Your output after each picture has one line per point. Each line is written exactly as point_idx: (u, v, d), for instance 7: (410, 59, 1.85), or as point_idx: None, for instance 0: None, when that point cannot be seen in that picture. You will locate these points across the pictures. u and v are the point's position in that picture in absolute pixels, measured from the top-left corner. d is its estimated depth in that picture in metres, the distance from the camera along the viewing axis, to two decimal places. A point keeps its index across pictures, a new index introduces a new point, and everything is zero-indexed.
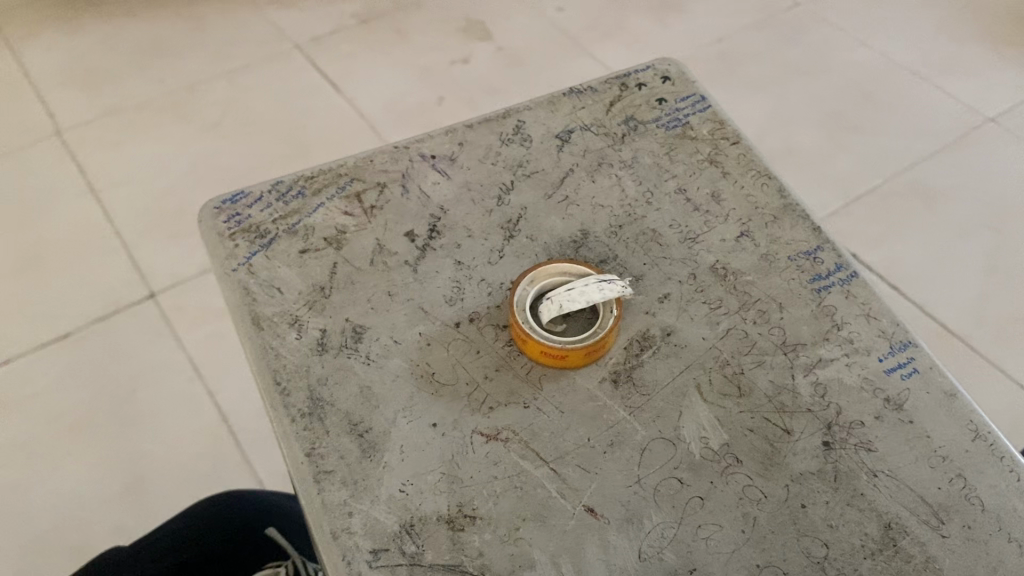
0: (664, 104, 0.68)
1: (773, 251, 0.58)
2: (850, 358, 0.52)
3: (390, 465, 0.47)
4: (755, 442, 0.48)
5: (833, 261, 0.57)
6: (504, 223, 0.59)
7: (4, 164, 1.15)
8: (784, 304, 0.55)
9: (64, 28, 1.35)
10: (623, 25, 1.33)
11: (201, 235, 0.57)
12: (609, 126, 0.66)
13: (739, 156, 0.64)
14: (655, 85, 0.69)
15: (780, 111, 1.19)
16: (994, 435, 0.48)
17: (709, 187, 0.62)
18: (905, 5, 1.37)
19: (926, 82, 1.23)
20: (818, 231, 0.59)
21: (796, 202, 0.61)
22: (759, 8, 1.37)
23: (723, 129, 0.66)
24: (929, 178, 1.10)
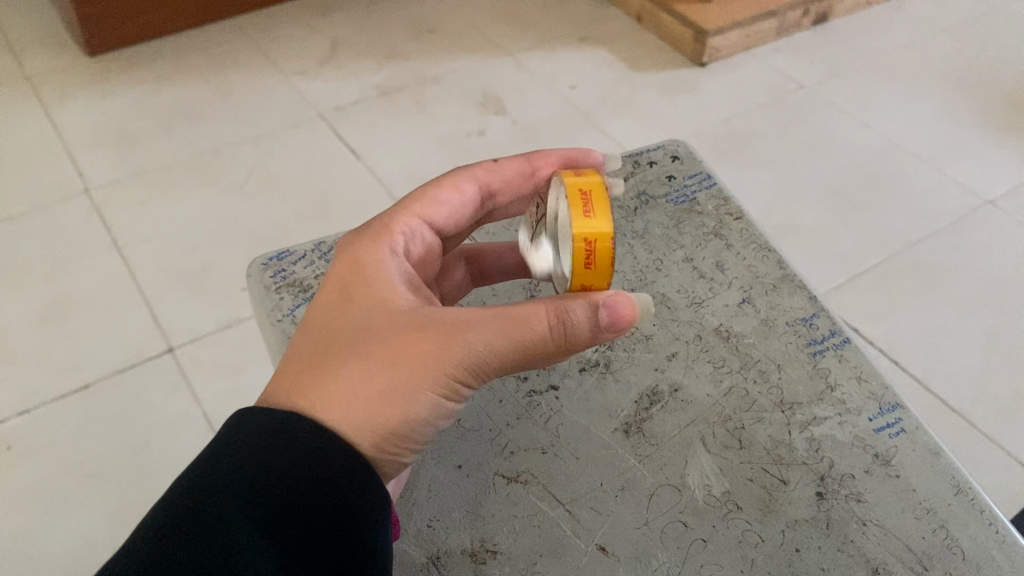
0: (674, 181, 0.72)
1: (772, 317, 0.61)
2: (842, 417, 0.54)
3: (418, 502, 0.50)
4: (754, 490, 0.51)
5: (828, 328, 0.60)
6: (526, 283, 0.66)
7: (32, 220, 1.19)
8: (782, 365, 0.58)
9: (98, 92, 1.41)
10: (634, 102, 1.39)
11: (251, 289, 0.62)
12: (621, 200, 0.70)
13: (742, 231, 0.68)
14: (664, 164, 0.73)
15: (786, 187, 1.23)
16: (974, 491, 0.50)
17: (714, 257, 0.65)
18: (908, 89, 1.42)
19: (926, 163, 1.27)
20: (815, 300, 0.62)
21: (795, 274, 0.64)
22: (766, 88, 1.42)
23: (728, 206, 0.70)
24: (929, 257, 1.13)
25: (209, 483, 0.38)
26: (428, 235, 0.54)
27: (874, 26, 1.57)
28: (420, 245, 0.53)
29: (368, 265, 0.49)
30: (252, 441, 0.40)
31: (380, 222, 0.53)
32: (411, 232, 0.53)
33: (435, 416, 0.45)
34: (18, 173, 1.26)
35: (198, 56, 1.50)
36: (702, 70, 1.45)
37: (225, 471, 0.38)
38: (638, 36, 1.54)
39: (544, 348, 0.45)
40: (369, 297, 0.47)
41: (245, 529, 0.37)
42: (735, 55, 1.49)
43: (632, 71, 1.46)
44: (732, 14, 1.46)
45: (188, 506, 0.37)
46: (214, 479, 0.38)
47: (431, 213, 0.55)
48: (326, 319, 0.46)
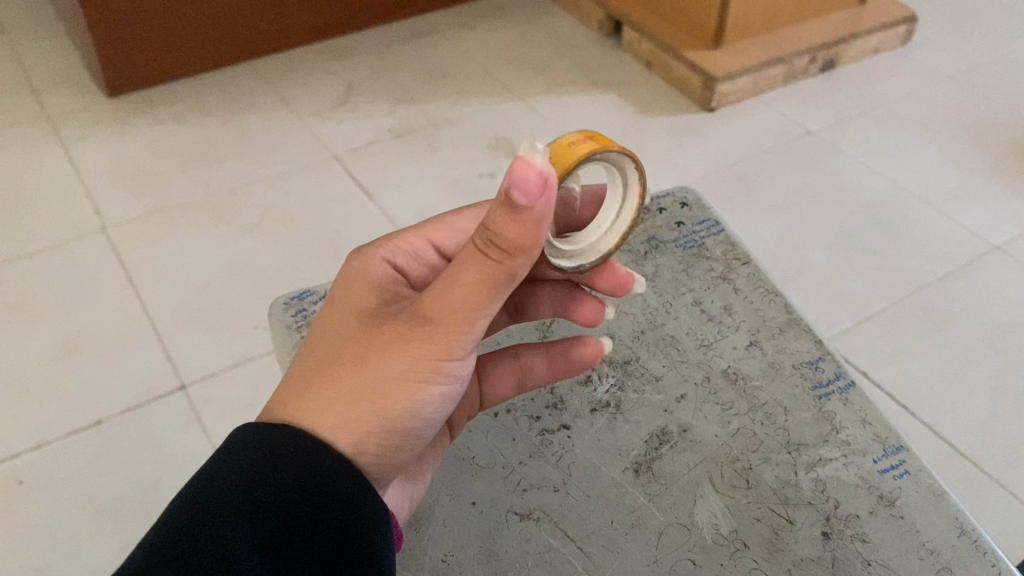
0: (682, 225, 0.77)
1: (779, 360, 0.65)
2: (847, 458, 0.58)
3: (432, 536, 0.54)
4: (761, 530, 0.54)
5: (833, 370, 0.65)
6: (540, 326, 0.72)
7: (49, 257, 1.21)
8: (789, 407, 0.62)
9: (117, 132, 1.44)
10: (644, 146, 1.41)
11: (272, 326, 0.64)
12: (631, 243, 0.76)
13: (749, 274, 0.73)
14: (674, 208, 0.79)
15: (795, 231, 1.24)
16: (977, 532, 0.54)
17: (722, 300, 0.70)
18: (915, 135, 1.44)
19: (934, 209, 1.28)
20: (819, 344, 0.67)
21: (801, 318, 0.69)
22: (775, 134, 1.44)
23: (733, 250, 0.75)
24: (937, 302, 1.13)
25: (206, 496, 0.40)
26: (433, 257, 0.56)
27: (881, 74, 1.59)
28: (423, 266, 0.55)
29: (351, 281, 0.52)
30: (248, 455, 0.42)
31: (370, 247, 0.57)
32: (413, 250, 0.55)
33: (425, 402, 0.47)
34: (36, 211, 1.28)
35: (216, 98, 1.53)
36: (711, 115, 1.48)
37: (220, 482, 0.41)
38: (647, 81, 1.57)
39: (492, 277, 0.43)
40: (348, 309, 0.50)
41: (236, 535, 0.39)
42: (744, 101, 1.51)
43: (641, 115, 1.48)
44: (740, 61, 1.49)
45: (184, 516, 0.39)
46: (218, 489, 0.40)
47: (443, 237, 0.56)
48: (314, 336, 0.49)
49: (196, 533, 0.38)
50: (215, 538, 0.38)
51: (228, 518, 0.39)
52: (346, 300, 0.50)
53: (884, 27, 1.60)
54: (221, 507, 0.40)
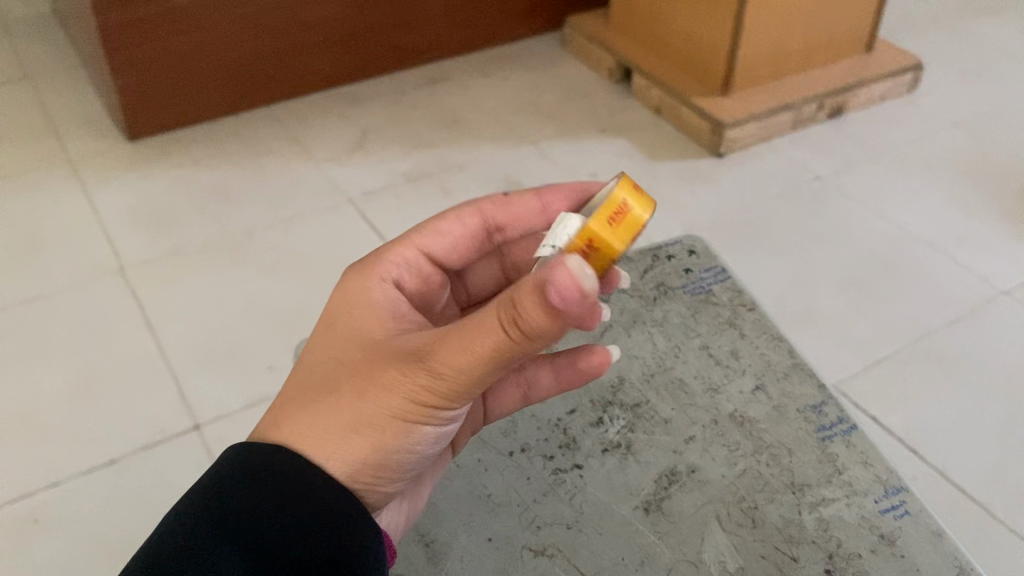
0: (690, 273, 1.05)
1: (782, 404, 0.88)
2: (850, 500, 0.79)
3: (453, 570, 0.73)
4: (765, 565, 0.73)
5: (835, 415, 0.87)
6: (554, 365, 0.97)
7: (66, 298, 1.23)
8: (792, 449, 0.83)
9: (136, 175, 1.47)
10: (652, 190, 1.43)
11: None
12: (643, 290, 1.02)
13: (754, 321, 0.98)
14: (682, 257, 1.07)
15: (803, 276, 1.25)
16: (966, 565, 0.74)
17: (729, 346, 0.95)
18: (921, 181, 1.45)
19: (941, 254, 1.29)
20: (823, 388, 0.89)
21: (801, 362, 0.92)
22: (782, 179, 1.45)
23: (740, 299, 1.01)
24: (946, 346, 1.14)
25: (214, 508, 0.52)
26: (422, 263, 0.67)
27: (887, 121, 1.61)
28: (415, 273, 0.66)
29: (358, 299, 0.61)
30: (253, 476, 0.54)
31: (372, 255, 0.66)
32: (405, 259, 0.66)
33: (418, 435, 0.56)
34: (56, 253, 1.31)
35: (233, 142, 1.56)
36: (719, 161, 1.50)
37: (225, 498, 0.53)
38: (656, 127, 1.59)
39: (501, 350, 0.48)
40: (361, 340, 0.58)
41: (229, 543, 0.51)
42: (752, 147, 1.53)
43: (650, 160, 1.50)
44: (748, 107, 1.51)
45: (195, 519, 0.51)
46: (222, 503, 0.52)
47: (427, 244, 0.67)
48: (326, 357, 0.58)
49: (204, 519, 0.51)
50: (217, 527, 0.51)
51: (233, 512, 0.52)
52: (359, 329, 0.59)
53: (890, 75, 1.63)
54: (226, 502, 0.52)
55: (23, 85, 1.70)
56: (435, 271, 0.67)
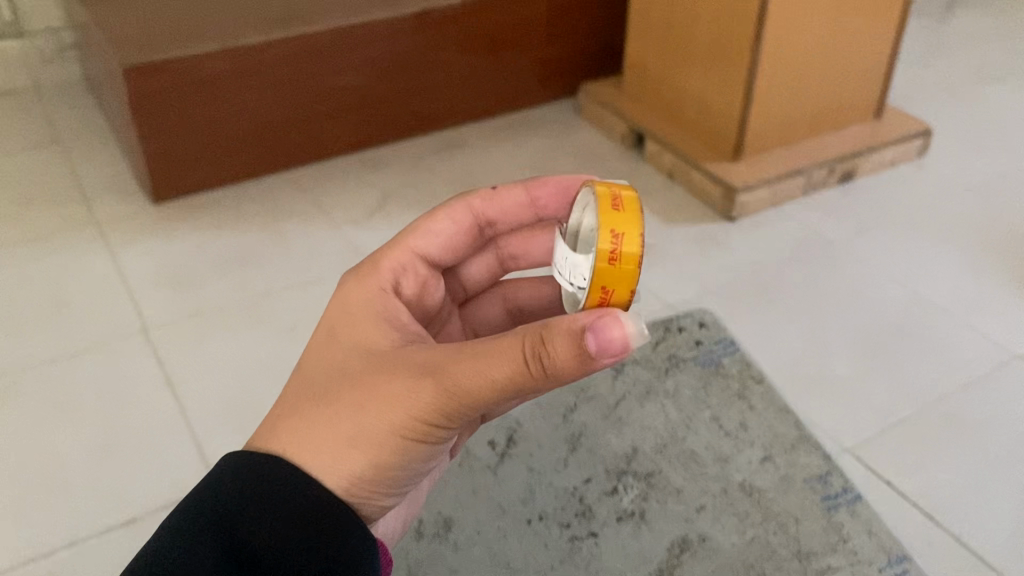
0: (701, 344, 1.23)
1: (789, 474, 1.05)
2: (854, 569, 0.94)
3: None
4: None
5: (841, 486, 1.03)
6: (570, 437, 1.09)
7: (91, 357, 1.25)
8: (798, 518, 0.99)
9: (161, 237, 1.51)
10: (666, 253, 1.45)
11: None
12: (654, 361, 1.20)
13: (762, 393, 1.16)
14: (693, 328, 1.26)
15: (815, 338, 1.27)
16: None
17: (739, 417, 1.12)
18: (932, 245, 1.47)
19: (954, 318, 1.30)
20: (828, 460, 1.06)
21: (806, 435, 1.10)
22: (795, 244, 1.47)
23: (749, 369, 1.19)
24: (961, 409, 1.15)
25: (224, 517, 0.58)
26: (418, 265, 0.74)
27: (899, 186, 1.64)
28: (413, 277, 0.73)
29: (357, 303, 0.68)
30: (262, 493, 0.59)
31: (368, 263, 0.72)
32: (400, 262, 0.72)
33: (416, 451, 0.63)
34: (82, 313, 1.34)
35: (255, 205, 1.60)
36: (731, 225, 1.52)
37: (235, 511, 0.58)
38: (669, 191, 1.62)
39: (518, 380, 0.55)
40: (367, 354, 0.63)
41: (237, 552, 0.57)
42: (764, 211, 1.56)
43: (664, 223, 1.53)
44: (760, 172, 1.54)
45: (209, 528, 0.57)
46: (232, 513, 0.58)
47: (421, 244, 0.74)
48: (333, 370, 0.64)
49: (213, 524, 0.58)
50: (223, 533, 0.57)
51: (233, 528, 0.58)
52: (363, 344, 0.64)
53: (899, 141, 1.66)
54: (227, 517, 0.58)
55: (54, 149, 1.75)
56: (430, 271, 0.74)
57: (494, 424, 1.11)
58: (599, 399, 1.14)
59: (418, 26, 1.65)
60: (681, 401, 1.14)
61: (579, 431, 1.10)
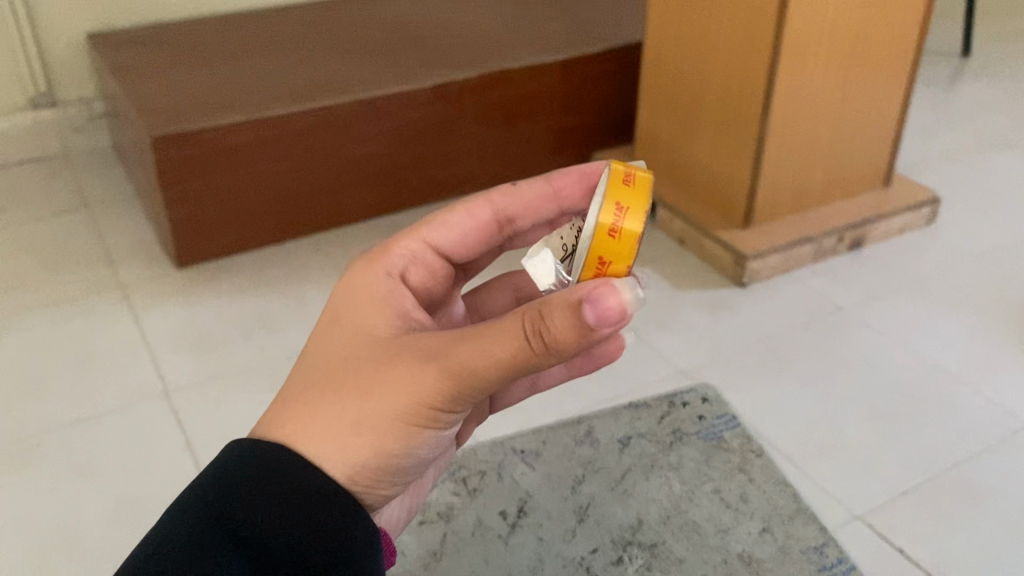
0: (704, 419, 1.24)
1: (786, 544, 1.05)
2: None
3: None
4: None
5: (837, 556, 1.04)
6: (577, 508, 1.10)
7: (113, 420, 1.28)
8: None
9: (184, 301, 1.55)
10: (678, 319, 1.47)
11: None
12: (657, 434, 1.21)
13: (761, 466, 1.16)
14: (696, 403, 1.27)
15: (826, 405, 1.28)
16: None
17: (739, 488, 1.13)
18: (942, 312, 1.48)
19: (965, 385, 1.31)
20: (823, 531, 1.07)
21: (803, 505, 1.10)
22: (806, 310, 1.49)
23: (749, 443, 1.20)
24: (973, 478, 1.15)
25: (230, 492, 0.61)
26: (428, 254, 0.77)
27: (908, 253, 1.66)
28: (421, 265, 0.76)
29: (362, 285, 0.71)
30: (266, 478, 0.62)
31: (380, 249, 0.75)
32: (409, 251, 0.75)
33: (419, 438, 0.65)
34: (105, 376, 1.36)
35: (276, 270, 1.64)
36: (743, 291, 1.54)
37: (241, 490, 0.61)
38: (681, 257, 1.65)
39: (520, 358, 0.57)
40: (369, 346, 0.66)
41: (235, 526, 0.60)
42: (775, 278, 1.58)
43: (676, 288, 1.55)
44: (770, 240, 1.57)
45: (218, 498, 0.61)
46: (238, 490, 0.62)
47: (434, 236, 0.77)
48: (339, 357, 0.66)
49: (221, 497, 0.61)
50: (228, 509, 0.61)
51: (236, 513, 0.60)
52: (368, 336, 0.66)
53: (908, 208, 1.68)
54: (233, 503, 0.60)
55: (82, 214, 1.80)
56: (440, 261, 0.77)
57: (505, 494, 1.12)
58: (606, 471, 1.15)
59: (437, 97, 1.71)
60: (685, 473, 1.15)
61: (587, 503, 1.11)
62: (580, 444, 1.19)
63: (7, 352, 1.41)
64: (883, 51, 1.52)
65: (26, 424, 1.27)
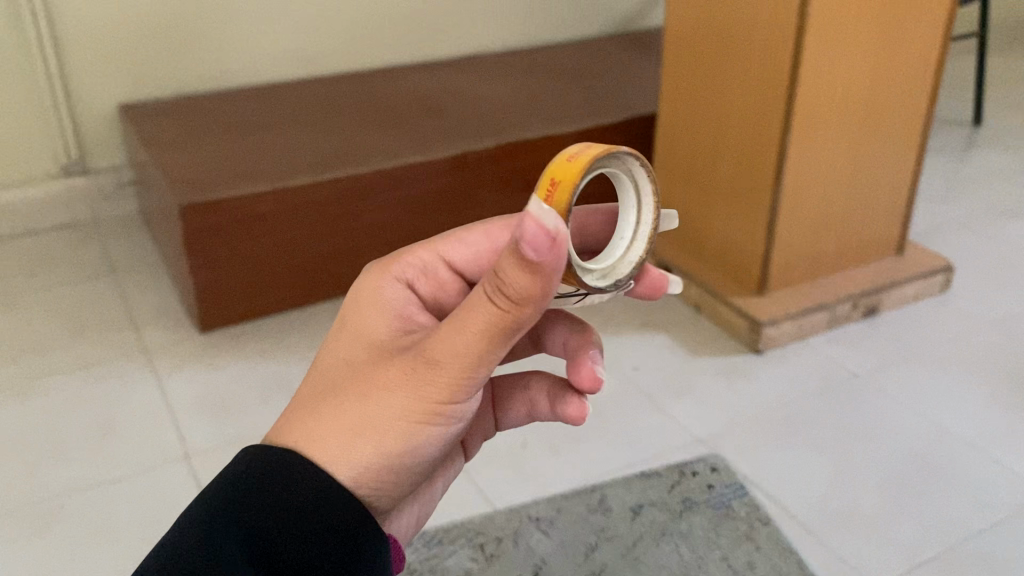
0: (712, 487, 1.24)
1: None
2: None
3: None
4: None
5: None
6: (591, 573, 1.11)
7: (134, 483, 1.30)
8: None
9: (206, 365, 1.57)
10: (693, 386, 1.47)
11: None
12: (668, 501, 1.22)
13: (769, 533, 1.17)
14: (706, 472, 1.27)
15: (842, 474, 1.28)
16: None
17: (746, 556, 1.13)
18: (958, 380, 1.49)
19: (982, 453, 1.31)
20: None
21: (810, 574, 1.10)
22: (821, 378, 1.50)
23: (756, 511, 1.20)
24: (991, 549, 1.15)
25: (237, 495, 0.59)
26: (439, 268, 0.72)
27: (923, 321, 1.67)
28: (431, 281, 0.72)
29: (365, 301, 0.69)
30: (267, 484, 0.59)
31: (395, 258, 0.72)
32: (417, 265, 0.72)
33: (422, 436, 0.63)
34: (127, 439, 1.38)
35: (297, 334, 1.67)
36: (758, 358, 1.55)
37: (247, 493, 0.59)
38: (697, 324, 1.67)
39: (496, 321, 0.56)
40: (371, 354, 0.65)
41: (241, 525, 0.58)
42: (790, 345, 1.59)
43: (692, 355, 1.56)
44: (785, 307, 1.58)
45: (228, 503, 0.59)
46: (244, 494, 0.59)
47: (448, 251, 0.72)
48: (343, 368, 0.65)
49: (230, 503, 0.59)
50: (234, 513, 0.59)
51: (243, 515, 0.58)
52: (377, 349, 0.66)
53: (921, 276, 1.70)
54: (238, 502, 0.59)
55: (109, 280, 1.84)
56: (454, 277, 0.73)
57: (519, 560, 1.13)
58: (619, 539, 1.16)
59: (455, 166, 1.75)
60: (694, 541, 1.16)
61: (599, 570, 1.11)
62: (593, 512, 1.20)
63: (33, 415, 1.44)
64: (892, 122, 1.56)
65: (49, 487, 1.29)
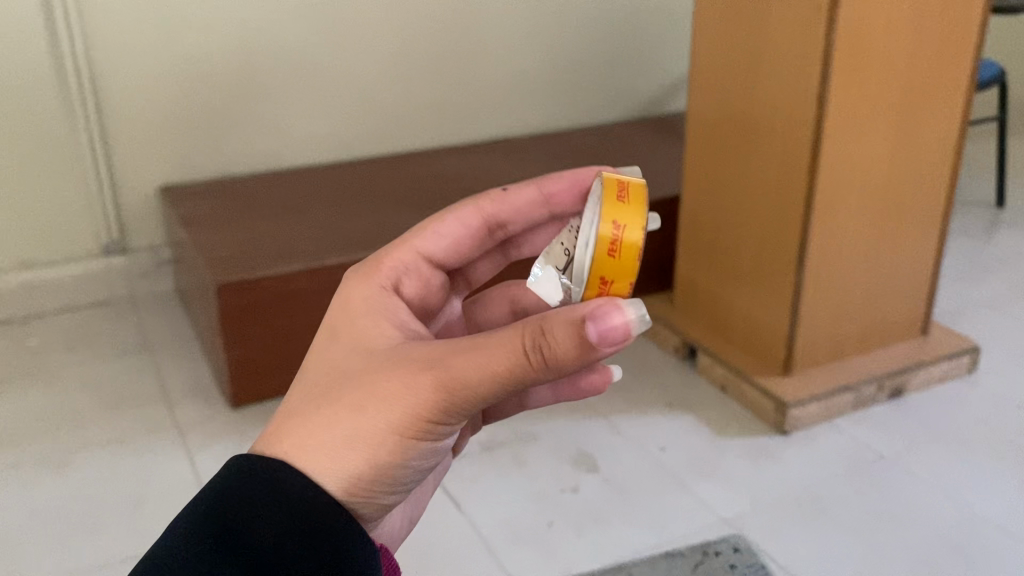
0: (735, 567, 1.24)
1: None
2: None
3: None
4: None
5: None
6: None
7: None
8: None
9: (236, 440, 1.60)
10: (718, 466, 1.48)
11: None
12: None
13: None
14: (729, 552, 1.27)
15: (871, 558, 1.26)
16: None
17: None
18: (987, 463, 1.48)
19: (1013, 539, 1.30)
20: None
21: None
22: (847, 460, 1.49)
23: None
24: None
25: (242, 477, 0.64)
26: (420, 265, 0.80)
27: (950, 403, 1.66)
28: (414, 276, 0.80)
29: (354, 299, 0.75)
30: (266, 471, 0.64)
31: (374, 261, 0.79)
32: (401, 262, 0.79)
33: (415, 449, 0.67)
34: (158, 516, 1.40)
35: None
36: (785, 439, 1.55)
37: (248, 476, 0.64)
38: (721, 404, 1.67)
39: (516, 371, 0.60)
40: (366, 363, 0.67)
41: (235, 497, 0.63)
42: (817, 427, 1.59)
43: (717, 436, 1.56)
44: (810, 388, 1.58)
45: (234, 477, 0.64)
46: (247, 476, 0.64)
47: (425, 246, 0.81)
48: (337, 373, 0.68)
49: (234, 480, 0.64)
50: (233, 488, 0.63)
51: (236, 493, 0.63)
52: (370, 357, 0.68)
53: (948, 356, 1.70)
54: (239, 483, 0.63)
55: (143, 356, 1.89)
56: (431, 269, 0.81)
57: None
58: None
59: None
60: None
61: None
62: None
63: (66, 490, 1.46)
64: (913, 206, 1.58)
65: (80, 563, 1.30)
